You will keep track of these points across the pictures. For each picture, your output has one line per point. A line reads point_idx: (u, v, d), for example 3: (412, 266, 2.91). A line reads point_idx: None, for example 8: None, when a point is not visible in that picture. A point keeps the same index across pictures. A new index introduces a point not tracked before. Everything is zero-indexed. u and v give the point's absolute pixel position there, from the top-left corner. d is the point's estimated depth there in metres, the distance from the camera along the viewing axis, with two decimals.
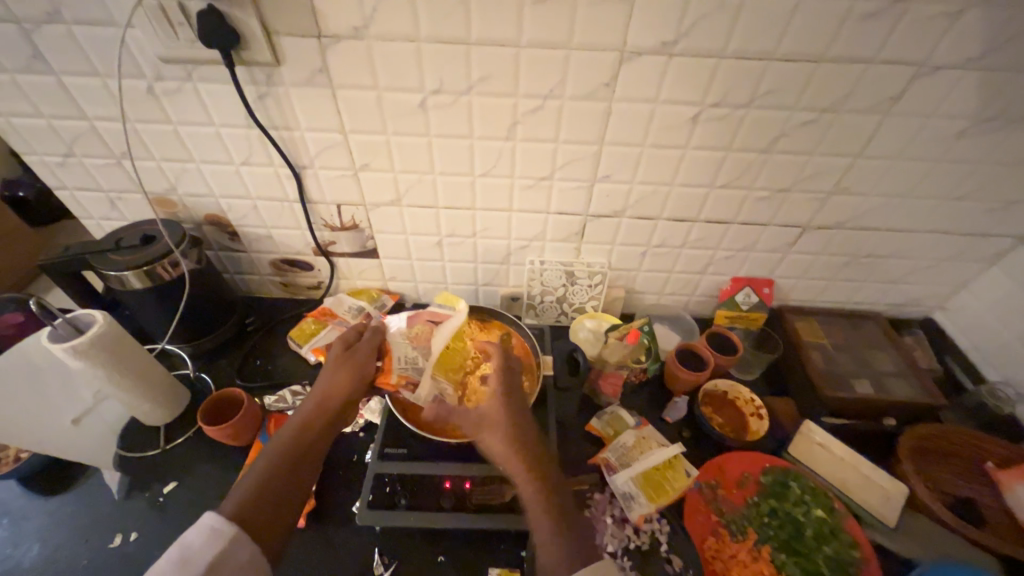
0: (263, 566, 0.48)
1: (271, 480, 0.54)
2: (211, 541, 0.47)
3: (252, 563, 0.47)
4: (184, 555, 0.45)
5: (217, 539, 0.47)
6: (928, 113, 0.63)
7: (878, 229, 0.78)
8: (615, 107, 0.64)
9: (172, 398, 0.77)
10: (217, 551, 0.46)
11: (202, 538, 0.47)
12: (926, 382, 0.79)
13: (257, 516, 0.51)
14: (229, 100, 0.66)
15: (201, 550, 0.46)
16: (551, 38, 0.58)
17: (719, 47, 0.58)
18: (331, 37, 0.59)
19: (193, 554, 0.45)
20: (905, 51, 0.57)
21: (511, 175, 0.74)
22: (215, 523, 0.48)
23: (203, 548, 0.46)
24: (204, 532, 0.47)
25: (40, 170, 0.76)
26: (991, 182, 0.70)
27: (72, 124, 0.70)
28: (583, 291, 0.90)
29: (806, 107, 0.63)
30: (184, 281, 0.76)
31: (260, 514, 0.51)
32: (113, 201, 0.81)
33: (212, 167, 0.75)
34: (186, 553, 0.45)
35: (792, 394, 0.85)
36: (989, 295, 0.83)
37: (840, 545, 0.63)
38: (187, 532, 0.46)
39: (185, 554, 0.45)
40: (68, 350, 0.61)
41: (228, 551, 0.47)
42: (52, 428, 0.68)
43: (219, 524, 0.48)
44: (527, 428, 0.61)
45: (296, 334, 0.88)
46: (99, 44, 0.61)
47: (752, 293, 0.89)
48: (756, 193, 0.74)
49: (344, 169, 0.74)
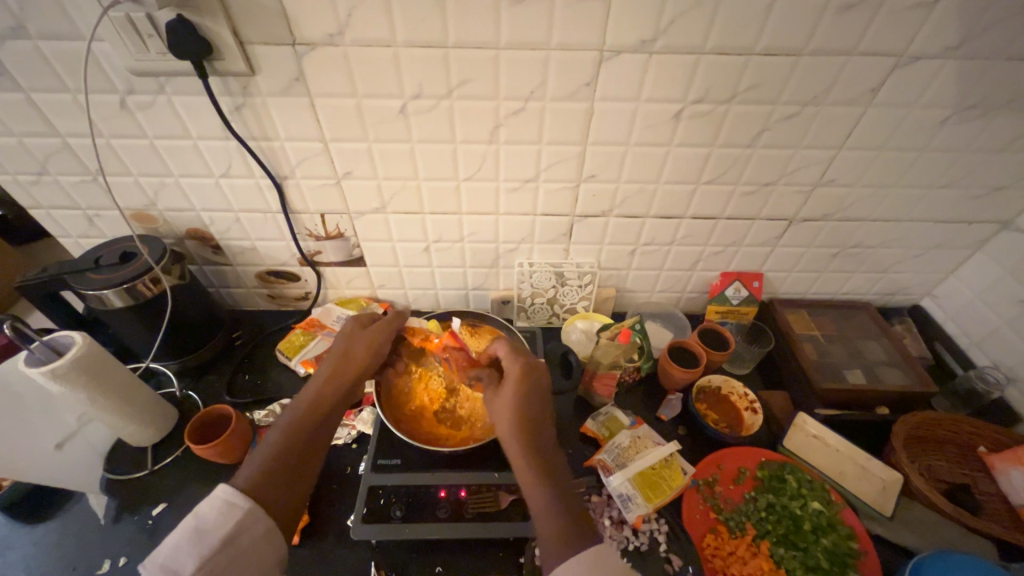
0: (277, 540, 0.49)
1: (287, 452, 0.54)
2: (226, 515, 0.46)
3: (267, 535, 0.48)
4: (199, 529, 0.45)
5: (230, 513, 0.46)
6: (910, 103, 0.63)
7: (863, 220, 0.78)
8: (597, 107, 0.64)
9: (159, 417, 0.76)
10: (231, 526, 0.46)
11: (216, 510, 0.46)
12: (916, 369, 0.80)
13: (276, 490, 0.51)
14: (205, 112, 0.65)
15: (216, 525, 0.46)
16: (530, 39, 0.57)
17: (698, 44, 0.58)
18: (306, 44, 0.58)
19: (208, 528, 0.45)
20: (883, 43, 0.57)
21: (495, 178, 0.73)
22: (229, 497, 0.47)
23: (219, 522, 0.46)
24: (218, 505, 0.47)
25: (13, 190, 0.74)
26: (973, 170, 0.70)
27: (44, 141, 0.68)
28: (573, 292, 0.90)
29: (788, 100, 0.63)
30: (166, 297, 0.75)
31: (276, 483, 0.51)
32: (90, 218, 0.79)
33: (191, 180, 0.74)
34: (201, 526, 0.45)
35: (784, 387, 0.85)
36: (975, 280, 0.83)
37: (840, 536, 0.63)
38: (202, 504, 0.46)
39: (200, 526, 0.45)
40: (46, 374, 0.59)
41: (242, 527, 0.46)
42: (35, 455, 0.67)
43: (234, 497, 0.48)
44: (542, 425, 0.58)
45: (284, 346, 0.86)
46: (67, 58, 0.59)
47: (742, 287, 0.88)
48: (742, 188, 0.74)
49: (326, 178, 0.73)
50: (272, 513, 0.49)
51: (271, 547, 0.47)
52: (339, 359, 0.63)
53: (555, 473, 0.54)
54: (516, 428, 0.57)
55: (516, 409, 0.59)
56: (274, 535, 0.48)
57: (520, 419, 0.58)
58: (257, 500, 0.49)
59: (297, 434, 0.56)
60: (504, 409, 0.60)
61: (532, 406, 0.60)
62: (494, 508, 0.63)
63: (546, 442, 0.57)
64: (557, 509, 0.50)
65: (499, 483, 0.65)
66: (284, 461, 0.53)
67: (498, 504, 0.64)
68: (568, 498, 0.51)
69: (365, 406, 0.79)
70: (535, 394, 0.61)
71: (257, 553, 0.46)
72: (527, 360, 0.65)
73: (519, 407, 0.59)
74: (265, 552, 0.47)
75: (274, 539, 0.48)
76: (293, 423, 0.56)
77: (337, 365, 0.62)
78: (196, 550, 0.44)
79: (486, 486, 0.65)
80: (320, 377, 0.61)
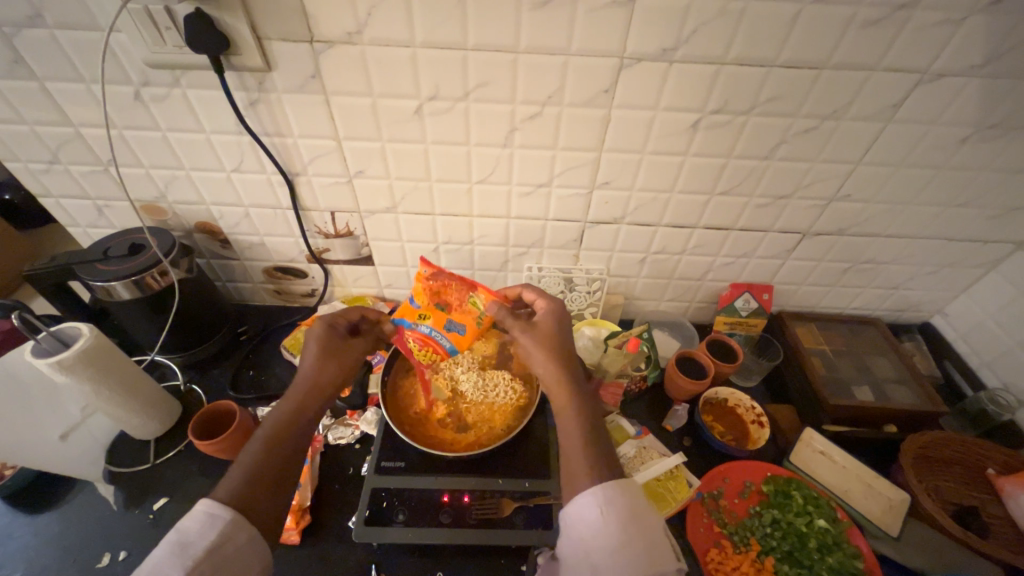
0: (263, 550, 0.47)
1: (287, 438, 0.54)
2: (209, 525, 0.45)
3: (253, 544, 0.46)
4: (183, 542, 0.43)
5: (213, 525, 0.45)
6: (931, 120, 0.62)
7: (878, 235, 0.77)
8: (614, 114, 0.63)
9: (164, 410, 0.75)
10: (215, 535, 0.44)
11: (198, 523, 0.45)
12: (927, 388, 0.78)
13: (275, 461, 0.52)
14: (219, 106, 0.65)
15: (198, 535, 0.44)
16: (550, 45, 0.57)
17: (719, 54, 0.57)
18: (323, 42, 0.58)
19: (190, 540, 0.43)
20: (908, 60, 0.57)
21: (509, 182, 0.72)
22: (212, 509, 0.46)
23: (202, 532, 0.44)
24: (199, 517, 0.45)
25: (25, 178, 0.74)
26: (992, 189, 0.70)
27: (56, 130, 0.68)
28: (582, 298, 0.88)
29: (808, 113, 0.62)
30: (174, 289, 0.74)
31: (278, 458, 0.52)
32: (100, 209, 0.79)
33: (203, 174, 0.73)
34: (185, 539, 0.43)
35: (791, 402, 0.84)
36: (990, 299, 0.82)
37: (844, 555, 0.63)
38: (183, 518, 0.44)
39: (183, 539, 0.43)
40: (53, 366, 0.59)
41: (226, 535, 0.45)
42: (36, 444, 0.65)
43: (214, 508, 0.46)
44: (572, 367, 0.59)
45: (291, 343, 0.87)
46: (83, 48, 0.59)
47: (752, 298, 0.87)
48: (757, 200, 0.73)
49: (338, 176, 0.73)
50: (262, 506, 0.48)
51: (256, 556, 0.46)
52: (331, 345, 0.63)
53: (588, 417, 0.55)
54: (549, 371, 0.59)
55: (549, 349, 0.60)
56: (261, 543, 0.46)
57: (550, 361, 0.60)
58: (244, 513, 0.47)
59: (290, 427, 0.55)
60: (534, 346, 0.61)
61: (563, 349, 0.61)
62: (496, 515, 0.63)
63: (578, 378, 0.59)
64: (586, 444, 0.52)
65: (503, 490, 0.65)
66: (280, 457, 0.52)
67: (502, 511, 0.63)
68: (599, 437, 0.53)
69: (370, 406, 0.79)
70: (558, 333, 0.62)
71: (243, 562, 0.44)
72: (558, 302, 0.66)
73: (549, 347, 0.61)
74: (251, 561, 0.45)
75: (259, 548, 0.46)
76: (290, 413, 0.56)
77: (332, 345, 0.63)
78: (180, 561, 0.42)
79: (490, 493, 0.65)
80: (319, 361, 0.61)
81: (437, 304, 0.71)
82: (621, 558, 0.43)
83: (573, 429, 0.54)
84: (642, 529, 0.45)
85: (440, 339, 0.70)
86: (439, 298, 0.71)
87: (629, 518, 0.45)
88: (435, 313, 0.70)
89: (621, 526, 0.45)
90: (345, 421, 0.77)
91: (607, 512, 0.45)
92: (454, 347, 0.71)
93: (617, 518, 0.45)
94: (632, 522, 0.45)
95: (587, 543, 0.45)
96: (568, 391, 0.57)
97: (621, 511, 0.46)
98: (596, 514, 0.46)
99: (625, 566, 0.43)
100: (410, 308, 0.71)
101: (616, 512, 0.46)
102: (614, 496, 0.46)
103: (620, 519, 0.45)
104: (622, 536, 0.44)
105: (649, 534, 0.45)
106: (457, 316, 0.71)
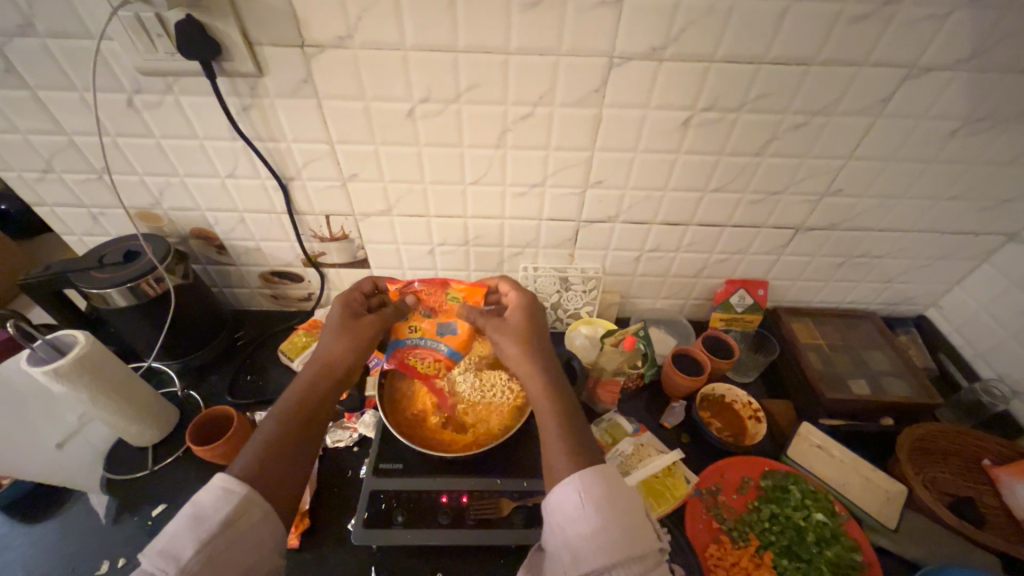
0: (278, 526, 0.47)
1: (289, 425, 0.54)
2: (224, 500, 0.45)
3: (267, 518, 0.46)
4: (198, 514, 0.43)
5: (228, 499, 0.45)
6: (921, 113, 0.63)
7: (871, 230, 0.78)
8: (605, 113, 0.64)
9: (161, 417, 0.75)
10: (230, 510, 0.44)
11: (213, 497, 0.45)
12: (923, 379, 0.79)
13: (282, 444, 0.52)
14: (213, 113, 0.65)
15: (214, 508, 0.44)
16: (540, 46, 0.57)
17: (708, 52, 0.57)
18: (314, 46, 0.58)
19: (206, 513, 0.44)
20: (895, 55, 0.57)
21: (503, 182, 0.73)
22: (228, 483, 0.46)
23: (217, 506, 0.44)
24: (216, 492, 0.45)
25: (19, 187, 0.74)
26: (983, 182, 0.70)
27: (50, 138, 0.68)
28: (578, 297, 0.89)
29: (798, 110, 0.63)
30: (170, 296, 0.75)
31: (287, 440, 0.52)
32: (94, 216, 0.79)
33: (197, 180, 0.73)
34: (199, 512, 0.44)
35: (789, 397, 0.85)
36: (983, 291, 0.83)
37: (843, 548, 0.63)
38: (200, 492, 0.45)
39: (199, 512, 0.44)
40: (50, 374, 0.59)
41: (240, 511, 0.44)
42: (34, 453, 0.66)
43: (231, 483, 0.46)
44: (548, 357, 0.61)
45: (289, 347, 0.86)
46: (75, 57, 0.59)
47: (747, 294, 0.87)
48: (750, 196, 0.74)
49: (332, 179, 0.73)
50: (273, 488, 0.48)
51: (269, 530, 0.46)
52: (339, 333, 0.64)
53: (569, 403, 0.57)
54: (522, 359, 0.60)
55: (521, 340, 0.62)
56: (273, 522, 0.46)
57: (522, 350, 0.61)
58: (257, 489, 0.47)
59: (298, 413, 0.55)
60: (509, 336, 0.63)
61: (538, 340, 0.63)
62: (496, 516, 0.63)
63: (551, 366, 0.60)
64: (573, 430, 0.53)
65: (502, 489, 0.65)
66: (288, 435, 0.53)
67: (501, 510, 0.63)
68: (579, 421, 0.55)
69: (368, 409, 0.78)
70: (538, 327, 0.64)
71: (256, 537, 0.45)
72: (528, 297, 0.67)
73: (526, 343, 0.62)
74: (264, 536, 0.45)
75: (273, 522, 0.46)
76: (296, 400, 0.56)
77: (343, 328, 0.64)
78: (195, 534, 0.42)
79: (490, 494, 0.65)
80: (331, 349, 0.62)
81: (423, 313, 0.71)
82: (601, 546, 0.43)
83: (558, 414, 0.55)
84: (622, 513, 0.45)
85: (437, 346, 0.70)
86: (421, 306, 0.71)
87: (607, 503, 0.45)
88: (423, 322, 0.71)
89: (597, 512, 0.45)
90: (343, 424, 0.77)
91: (584, 502, 0.46)
92: (453, 349, 0.70)
93: (595, 507, 0.45)
94: (608, 507, 0.45)
95: (569, 535, 0.45)
96: (551, 381, 0.58)
97: (598, 497, 0.46)
98: (574, 502, 0.46)
99: (603, 550, 0.43)
100: (398, 325, 0.70)
101: (593, 501, 0.46)
102: (591, 485, 0.47)
103: (598, 507, 0.45)
104: (599, 521, 0.44)
105: (630, 516, 0.45)
106: (444, 319, 0.71)
